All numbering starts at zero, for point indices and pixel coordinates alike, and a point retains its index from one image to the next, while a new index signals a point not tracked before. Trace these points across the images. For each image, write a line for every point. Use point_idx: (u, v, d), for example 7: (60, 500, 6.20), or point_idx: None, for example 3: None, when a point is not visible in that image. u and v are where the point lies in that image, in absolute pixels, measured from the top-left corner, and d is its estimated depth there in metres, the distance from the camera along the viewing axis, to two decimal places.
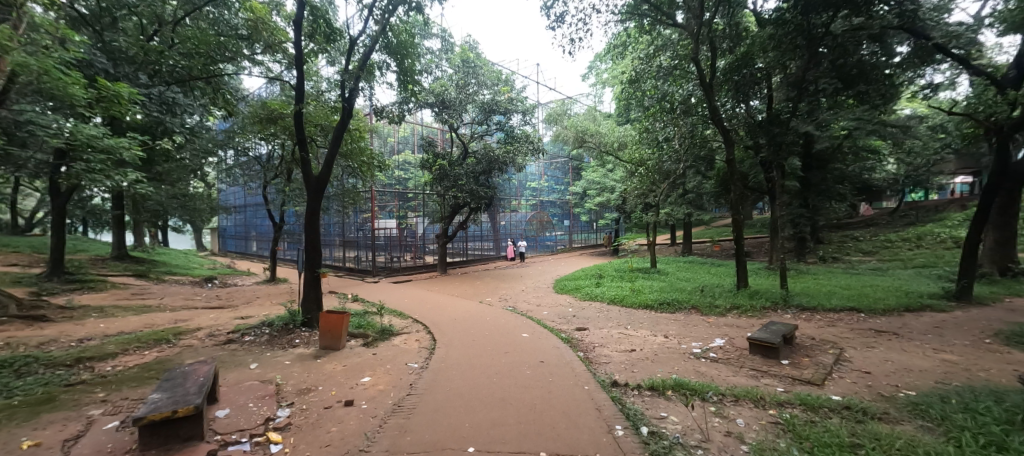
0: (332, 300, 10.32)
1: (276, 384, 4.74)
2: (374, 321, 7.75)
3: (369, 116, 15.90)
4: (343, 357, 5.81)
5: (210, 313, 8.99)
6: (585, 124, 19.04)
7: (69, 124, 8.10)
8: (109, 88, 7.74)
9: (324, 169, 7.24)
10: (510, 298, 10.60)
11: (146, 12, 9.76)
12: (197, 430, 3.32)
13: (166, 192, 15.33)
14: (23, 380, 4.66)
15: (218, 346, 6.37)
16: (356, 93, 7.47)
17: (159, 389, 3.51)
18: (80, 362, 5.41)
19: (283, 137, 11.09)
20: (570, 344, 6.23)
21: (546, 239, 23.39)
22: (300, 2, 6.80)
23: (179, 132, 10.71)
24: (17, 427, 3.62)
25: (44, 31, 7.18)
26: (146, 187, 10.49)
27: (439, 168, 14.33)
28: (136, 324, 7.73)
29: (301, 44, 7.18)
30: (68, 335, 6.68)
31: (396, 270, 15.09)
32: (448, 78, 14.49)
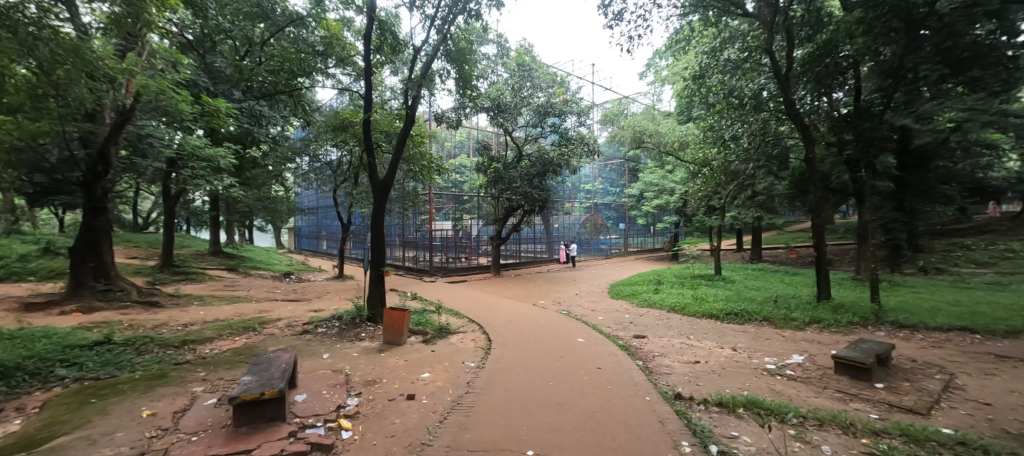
0: (393, 297, 10.82)
1: (345, 374, 5.06)
2: (432, 319, 8.03)
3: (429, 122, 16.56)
4: (404, 352, 6.09)
5: (287, 306, 9.82)
6: (644, 124, 18.39)
7: (179, 137, 9.28)
8: (210, 104, 8.78)
9: (389, 173, 7.61)
10: (564, 301, 10.50)
11: (239, 35, 10.94)
12: (280, 412, 3.62)
13: (253, 195, 17.01)
14: (143, 357, 5.40)
15: (295, 336, 6.93)
16: (418, 101, 7.78)
17: (249, 372, 3.89)
18: (185, 344, 6.14)
19: (351, 144, 11.79)
20: (627, 351, 6.05)
21: (601, 243, 22.87)
22: (369, 17, 7.20)
23: (265, 141, 11.87)
24: (138, 398, 4.19)
25: (161, 57, 8.29)
26: (237, 191, 11.70)
27: (494, 171, 14.59)
28: (228, 312, 8.63)
29: (370, 57, 7.63)
30: (175, 320, 7.60)
31: (451, 270, 15.55)
32: (503, 83, 14.61)
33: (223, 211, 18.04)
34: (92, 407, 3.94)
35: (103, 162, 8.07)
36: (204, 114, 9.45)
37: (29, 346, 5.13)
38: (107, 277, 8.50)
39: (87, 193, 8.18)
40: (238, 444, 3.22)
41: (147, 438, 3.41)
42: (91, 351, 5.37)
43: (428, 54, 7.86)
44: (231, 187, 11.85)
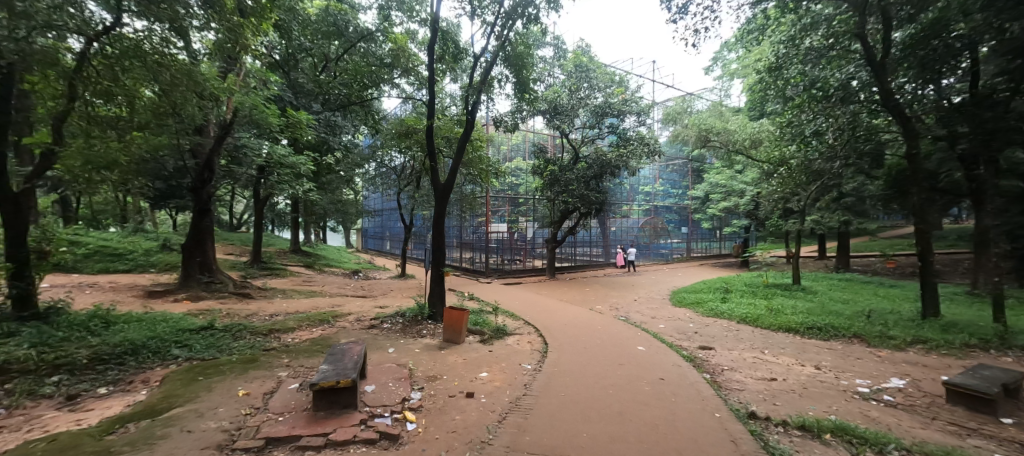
0: (452, 297, 11.12)
1: (409, 369, 5.27)
2: (489, 320, 8.15)
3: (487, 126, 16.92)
4: (463, 351, 6.23)
5: (357, 301, 10.47)
6: (711, 121, 17.32)
7: (267, 147, 10.27)
8: (294, 116, 9.64)
9: (449, 177, 7.82)
10: (623, 307, 10.19)
11: (317, 52, 11.91)
12: (352, 400, 3.84)
13: (328, 198, 18.38)
14: (238, 342, 6.02)
15: (363, 330, 7.35)
16: (478, 106, 7.94)
17: (326, 361, 4.18)
18: (271, 332, 6.77)
19: (415, 150, 12.31)
20: (693, 363, 5.73)
21: (661, 247, 21.90)
22: (432, 28, 7.48)
23: (338, 149, 12.79)
24: (236, 378, 4.67)
25: (253, 76, 9.22)
26: (314, 194, 12.68)
27: (550, 174, 14.57)
28: (306, 306, 9.38)
29: (433, 66, 7.93)
30: (262, 310, 8.39)
31: (507, 273, 15.65)
32: (560, 85, 14.50)
33: (302, 213, 19.66)
34: (200, 384, 4.46)
35: (208, 170, 9.10)
36: (288, 126, 10.37)
37: (150, 328, 5.91)
38: (209, 271, 9.58)
39: (196, 197, 9.27)
40: (317, 428, 3.46)
41: (242, 415, 3.79)
42: (198, 334, 6.08)
43: (487, 61, 8.00)
44: (308, 191, 12.87)
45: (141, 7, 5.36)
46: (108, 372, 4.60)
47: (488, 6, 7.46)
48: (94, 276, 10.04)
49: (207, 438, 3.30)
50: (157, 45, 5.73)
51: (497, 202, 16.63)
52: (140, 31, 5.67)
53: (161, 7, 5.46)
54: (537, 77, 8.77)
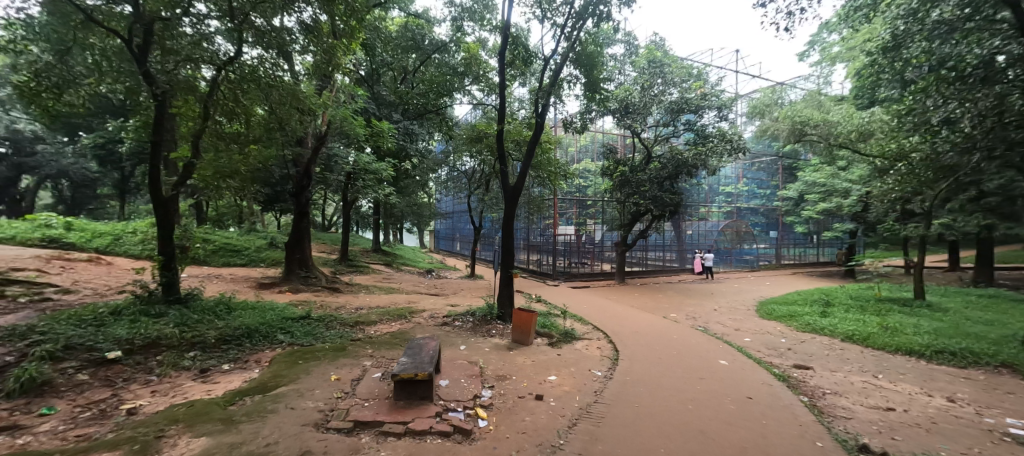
0: (521, 299, 11.25)
1: (479, 367, 5.44)
2: (557, 323, 8.13)
3: (556, 128, 16.89)
4: (532, 352, 6.28)
5: (430, 299, 11.01)
6: (806, 113, 15.60)
7: (354, 156, 11.26)
8: (377, 126, 10.46)
9: (519, 180, 7.90)
10: (702, 317, 9.59)
11: (396, 66, 12.80)
12: (429, 393, 4.04)
13: (405, 202, 19.57)
14: (330, 332, 6.64)
15: (437, 326, 7.71)
16: (547, 108, 7.94)
17: (405, 354, 4.46)
18: (357, 324, 7.36)
19: (485, 154, 12.61)
20: (786, 383, 5.24)
21: (746, 253, 20.26)
22: (503, 34, 7.64)
23: (415, 155, 13.61)
24: (328, 364, 5.16)
25: (343, 90, 10.13)
26: (393, 197, 13.57)
27: (621, 175, 14.23)
28: (386, 301, 10.06)
29: (504, 70, 8.08)
30: (349, 304, 9.16)
31: (575, 276, 15.45)
32: (632, 83, 13.99)
33: (383, 214, 21.14)
34: (300, 366, 4.99)
35: (307, 177, 10.13)
36: (372, 135, 11.25)
37: (260, 314, 6.74)
38: (306, 267, 10.66)
39: (297, 201, 10.34)
40: (398, 416, 3.71)
41: (334, 398, 4.18)
42: (298, 322, 6.81)
43: (557, 63, 8.00)
44: (388, 195, 13.80)
45: (257, 37, 6.21)
46: (230, 351, 5.32)
47: (559, 8, 7.47)
48: (218, 268, 11.67)
49: (306, 416, 3.69)
50: (266, 69, 6.59)
51: (565, 205, 16.57)
52: (254, 58, 6.51)
53: (271, 36, 6.32)
54: (609, 75, 8.55)
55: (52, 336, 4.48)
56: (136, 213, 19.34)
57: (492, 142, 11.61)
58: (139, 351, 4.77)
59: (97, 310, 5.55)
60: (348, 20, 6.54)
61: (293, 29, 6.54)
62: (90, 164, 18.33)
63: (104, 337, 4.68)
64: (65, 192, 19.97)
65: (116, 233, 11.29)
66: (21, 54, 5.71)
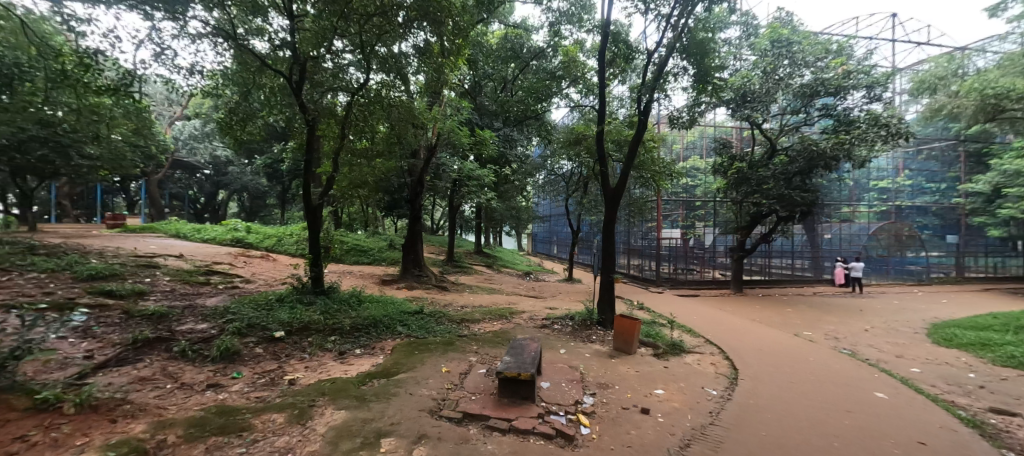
0: (624, 305, 10.98)
1: (580, 372, 5.51)
2: (664, 333, 7.80)
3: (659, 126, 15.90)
4: (635, 362, 6.14)
5: (529, 301, 11.34)
6: (1006, 81, 11.77)
7: (458, 165, 12.28)
8: (479, 135, 11.63)
9: (620, 181, 7.75)
10: (847, 338, 8.38)
11: (497, 77, 13.76)
12: (531, 393, 4.24)
13: (505, 206, 20.41)
14: (440, 327, 7.28)
15: (537, 328, 7.94)
16: (651, 105, 7.67)
17: (508, 353, 4.73)
18: (463, 321, 7.95)
19: (584, 157, 12.45)
20: (977, 431, 4.36)
21: (909, 262, 17.06)
22: (604, 33, 7.60)
23: (514, 160, 15.06)
24: (441, 356, 5.69)
25: (450, 104, 11.04)
26: (494, 202, 14.32)
27: (737, 172, 13.03)
28: (489, 301, 10.65)
29: (605, 70, 8.02)
30: (455, 302, 9.90)
31: (681, 283, 14.57)
32: (750, 68, 12.71)
33: (485, 218, 22.31)
34: (416, 357, 5.58)
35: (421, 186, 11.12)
36: (477, 144, 12.18)
37: (384, 308, 7.66)
38: (419, 267, 11.78)
39: (413, 208, 11.44)
40: (502, 413, 3.97)
41: (446, 388, 4.61)
42: (413, 316, 7.60)
43: (662, 55, 7.73)
44: (490, 200, 14.52)
45: (380, 63, 7.08)
46: (362, 337, 6.19)
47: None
48: (352, 266, 13.46)
49: (423, 403, 4.14)
50: (386, 91, 7.48)
51: (670, 207, 15.73)
52: (381, 82, 7.42)
53: (390, 61, 7.20)
54: (722, 62, 7.91)
55: (238, 317, 5.70)
56: (292, 219, 23.19)
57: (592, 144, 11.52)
58: (295, 333, 5.79)
59: (268, 297, 6.90)
60: (456, 39, 7.14)
61: (410, 52, 7.32)
62: (261, 179, 22.53)
63: (272, 320, 5.80)
64: (244, 202, 24.96)
65: (279, 235, 13.71)
66: (219, 96, 7.35)
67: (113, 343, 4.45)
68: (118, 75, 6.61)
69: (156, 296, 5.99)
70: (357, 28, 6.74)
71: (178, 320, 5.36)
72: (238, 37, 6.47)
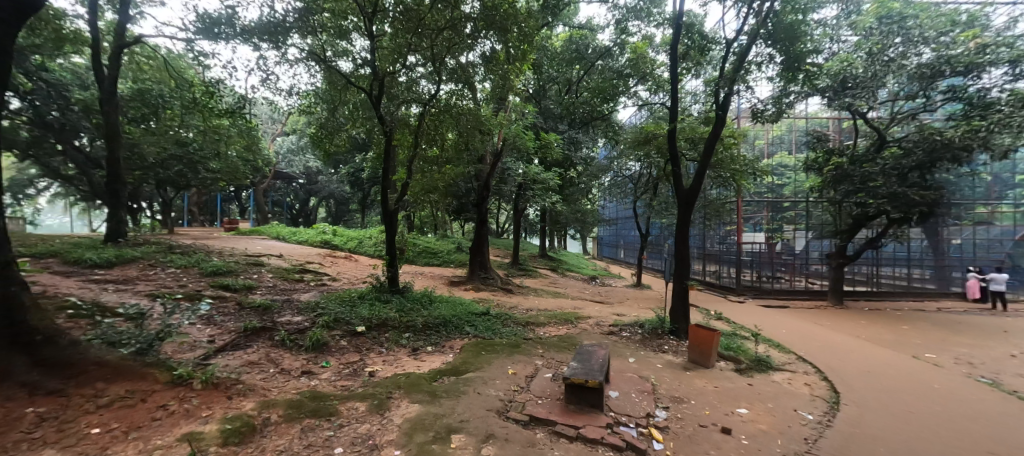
0: (699, 314, 10.40)
1: (652, 383, 5.33)
2: (747, 347, 7.28)
3: (739, 121, 14.93)
4: (713, 377, 5.81)
5: (595, 306, 11.18)
6: None
7: (523, 169, 12.55)
8: (545, 139, 11.76)
9: (695, 181, 7.39)
10: (982, 364, 7.20)
11: (561, 79, 13.94)
12: (600, 402, 4.21)
13: (570, 209, 20.31)
14: (507, 329, 7.45)
15: (604, 335, 7.82)
16: (730, 99, 7.20)
17: (575, 359, 4.75)
18: (528, 324, 8.06)
19: (654, 157, 11.98)
20: None
21: None
22: (678, 26, 7.28)
23: (579, 161, 14.85)
24: (507, 358, 5.85)
25: (515, 109, 11.32)
26: (559, 205, 14.32)
27: (836, 168, 11.87)
28: (554, 305, 10.66)
29: (676, 64, 7.67)
30: (520, 305, 10.05)
31: (764, 293, 13.50)
32: (851, 50, 11.40)
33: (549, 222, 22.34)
34: (484, 356, 5.80)
35: (486, 191, 11.37)
36: (542, 147, 12.48)
37: (453, 308, 8.00)
38: (485, 269, 12.11)
39: (479, 211, 11.77)
40: (570, 419, 4.00)
41: (513, 390, 4.75)
42: (480, 317, 7.86)
43: (741, 45, 7.36)
44: (555, 203, 14.46)
45: (451, 76, 7.47)
46: (434, 335, 6.54)
47: None
48: (423, 268, 14.20)
49: (491, 403, 4.30)
50: (455, 100, 7.88)
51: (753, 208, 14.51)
52: (451, 93, 7.82)
53: (459, 73, 7.55)
54: (816, 46, 7.13)
55: (327, 312, 6.29)
56: (370, 223, 24.95)
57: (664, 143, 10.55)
58: (374, 328, 6.28)
59: (351, 294, 7.54)
60: (520, 46, 7.38)
61: (478, 63, 7.62)
62: (345, 186, 24.56)
63: (355, 316, 6.34)
64: (329, 207, 27.32)
65: (359, 237, 14.86)
66: (312, 113, 8.24)
67: (229, 331, 5.16)
68: (233, 99, 7.68)
69: (261, 291, 6.82)
70: (429, 42, 7.16)
71: (278, 312, 6.07)
72: (327, 60, 7.21)
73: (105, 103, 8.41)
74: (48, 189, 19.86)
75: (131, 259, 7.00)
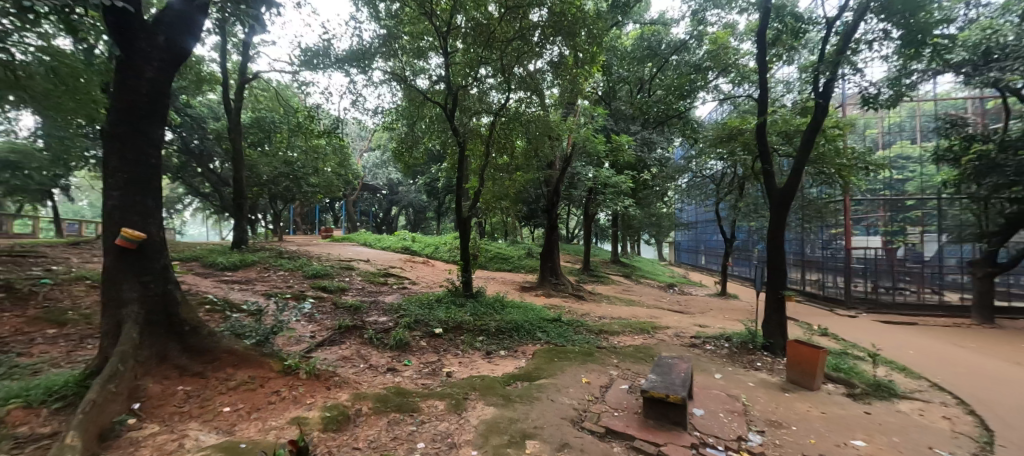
0: (799, 329, 9.42)
1: (743, 403, 4.93)
2: (861, 369, 6.44)
3: (845, 109, 13.47)
4: (817, 400, 5.20)
5: (673, 315, 10.67)
6: None
7: (594, 173, 12.49)
8: (616, 141, 11.49)
9: (791, 179, 6.81)
10: None
11: (632, 79, 13.74)
12: (683, 420, 4.01)
13: (644, 214, 19.63)
14: (579, 336, 7.39)
15: (685, 347, 7.43)
16: (832, 85, 6.48)
17: (654, 372, 4.60)
18: (602, 332, 7.92)
19: (738, 155, 11.12)
20: None
21: None
22: (767, 11, 6.80)
23: (653, 165, 14.90)
24: (580, 366, 5.84)
25: (586, 113, 11.36)
26: (632, 209, 13.94)
27: (977, 159, 9.97)
28: (628, 313, 10.35)
29: (765, 51, 7.12)
30: (593, 312, 9.91)
31: (882, 307, 11.97)
32: (997, 14, 9.33)
33: (622, 226, 21.77)
34: (556, 363, 5.83)
35: (557, 196, 11.39)
36: (614, 150, 12.45)
37: (525, 313, 8.13)
38: (555, 275, 12.13)
39: (549, 217, 11.84)
40: (649, 435, 3.88)
41: (587, 400, 4.72)
42: (552, 324, 7.89)
43: (846, 22, 6.65)
44: (628, 207, 14.14)
45: (519, 84, 7.65)
46: (508, 340, 6.73)
47: None
48: (495, 273, 14.58)
49: (565, 411, 4.31)
50: (523, 108, 8.09)
51: (864, 208, 12.86)
52: (520, 101, 8.04)
53: (528, 80, 7.67)
54: (948, 14, 6.04)
55: (409, 313, 6.75)
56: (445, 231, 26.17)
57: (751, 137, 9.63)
58: (451, 330, 6.61)
59: (429, 298, 8.00)
60: (590, 50, 7.35)
61: (546, 69, 7.72)
62: (423, 196, 26.02)
63: (434, 319, 6.72)
64: (408, 216, 29.11)
65: (436, 244, 15.65)
66: (394, 129, 8.93)
67: (327, 328, 5.78)
68: (329, 120, 8.59)
69: (353, 292, 7.52)
70: (500, 53, 7.46)
71: (367, 312, 6.64)
72: (407, 79, 7.77)
73: (232, 131, 9.82)
74: (190, 206, 23.77)
75: (252, 263, 8.10)
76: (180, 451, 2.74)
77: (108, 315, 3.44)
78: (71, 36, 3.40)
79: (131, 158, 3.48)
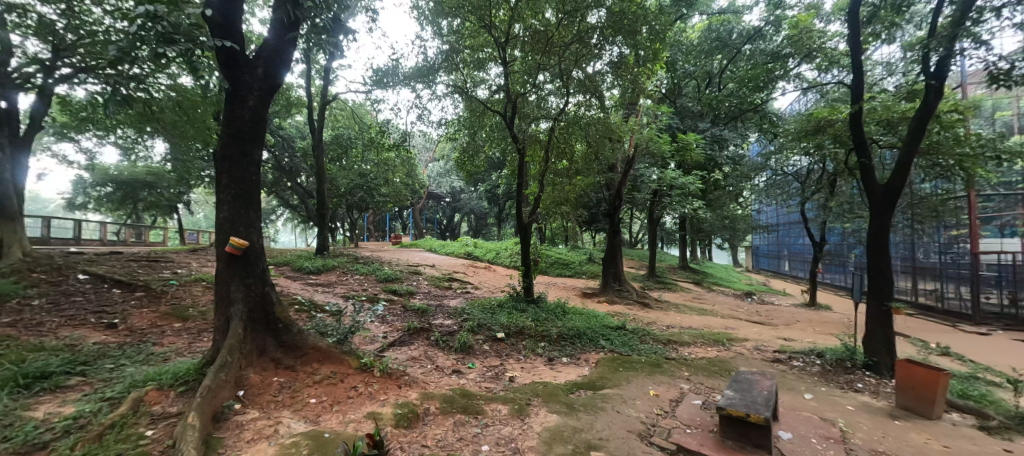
0: (910, 347, 8.30)
1: (840, 429, 4.46)
2: (996, 398, 5.54)
3: (966, 89, 11.70)
4: (934, 430, 4.59)
5: (753, 327, 9.95)
6: None
7: (660, 174, 12.07)
8: (683, 140, 10.97)
9: (897, 172, 6.09)
10: None
11: (702, 74, 13.12)
12: (767, 444, 3.73)
13: (715, 217, 18.57)
14: (644, 345, 7.17)
15: (768, 362, 6.89)
16: (950, 63, 5.67)
17: (731, 388, 4.34)
18: (670, 342, 7.60)
19: (827, 149, 10.15)
20: None
21: None
22: None
23: (725, 163, 14.09)
24: (648, 377, 5.66)
25: (651, 114, 11.05)
26: (701, 211, 13.26)
27: None
28: (700, 323, 9.82)
29: (858, 31, 6.44)
30: (661, 321, 9.54)
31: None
32: None
33: (691, 230, 20.72)
34: (621, 373, 5.71)
35: (619, 199, 11.15)
36: (681, 150, 11.92)
37: (588, 320, 8.03)
38: (619, 281, 11.86)
39: (612, 221, 11.59)
40: None
41: (656, 414, 4.57)
42: (615, 331, 7.72)
43: None
44: (698, 210, 13.44)
45: (579, 88, 7.62)
46: (570, 346, 6.69)
47: None
48: (557, 279, 14.57)
49: (632, 424, 4.21)
50: (582, 111, 8.02)
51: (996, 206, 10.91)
52: (579, 104, 7.99)
53: (589, 82, 7.60)
54: None
55: (472, 317, 6.97)
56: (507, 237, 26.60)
57: (842, 128, 8.70)
58: (513, 335, 6.71)
59: (493, 302, 8.19)
60: (652, 47, 7.17)
61: (607, 70, 7.60)
62: (484, 202, 26.61)
63: (499, 324, 6.86)
64: (471, 223, 29.91)
65: (498, 249, 15.94)
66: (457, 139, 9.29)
67: (397, 329, 6.15)
68: (398, 134, 9.13)
69: (421, 296, 7.92)
70: (558, 59, 7.49)
71: (434, 315, 6.96)
72: (468, 91, 8.09)
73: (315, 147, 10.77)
74: (281, 216, 26.46)
75: (332, 268, 8.81)
76: (275, 436, 3.07)
77: (220, 313, 3.97)
78: (191, 74, 3.95)
79: (237, 177, 3.99)
